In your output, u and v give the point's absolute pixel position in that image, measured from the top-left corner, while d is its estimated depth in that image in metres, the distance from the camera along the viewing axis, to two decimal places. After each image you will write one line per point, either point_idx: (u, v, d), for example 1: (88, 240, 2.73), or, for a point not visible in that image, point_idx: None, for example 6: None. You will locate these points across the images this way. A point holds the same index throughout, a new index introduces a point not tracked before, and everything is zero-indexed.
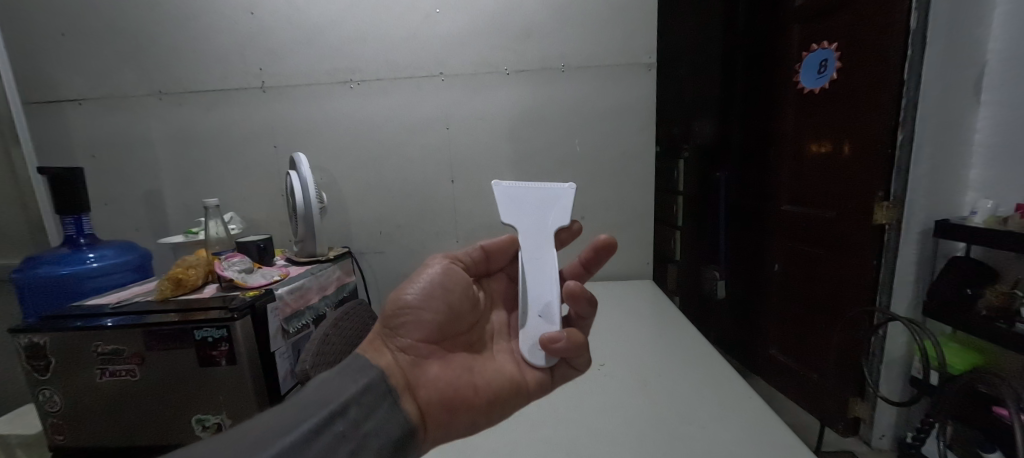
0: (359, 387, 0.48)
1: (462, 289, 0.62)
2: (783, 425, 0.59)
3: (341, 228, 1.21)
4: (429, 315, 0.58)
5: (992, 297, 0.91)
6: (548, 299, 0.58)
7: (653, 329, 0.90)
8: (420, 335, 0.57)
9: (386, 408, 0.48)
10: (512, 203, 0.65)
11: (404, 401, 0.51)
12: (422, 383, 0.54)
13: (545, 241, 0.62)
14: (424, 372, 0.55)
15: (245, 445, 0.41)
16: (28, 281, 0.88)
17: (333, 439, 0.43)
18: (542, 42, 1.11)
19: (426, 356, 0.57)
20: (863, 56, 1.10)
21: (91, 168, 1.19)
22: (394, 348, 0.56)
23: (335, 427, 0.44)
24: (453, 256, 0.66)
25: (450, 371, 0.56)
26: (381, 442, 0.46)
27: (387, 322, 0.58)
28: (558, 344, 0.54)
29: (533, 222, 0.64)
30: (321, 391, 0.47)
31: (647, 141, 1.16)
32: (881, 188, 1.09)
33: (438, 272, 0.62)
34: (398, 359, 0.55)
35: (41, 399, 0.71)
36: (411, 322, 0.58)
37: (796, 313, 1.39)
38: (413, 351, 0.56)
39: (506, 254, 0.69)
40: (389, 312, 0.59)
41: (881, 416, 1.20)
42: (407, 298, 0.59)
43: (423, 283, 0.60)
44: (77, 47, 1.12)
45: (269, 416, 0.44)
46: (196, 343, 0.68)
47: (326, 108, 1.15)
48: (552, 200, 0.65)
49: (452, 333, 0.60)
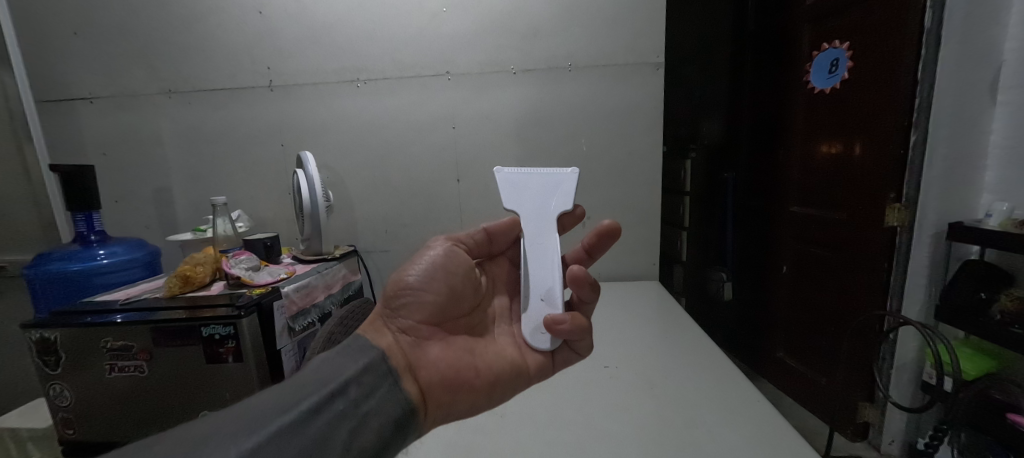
0: (359, 366, 0.48)
1: (464, 272, 0.62)
2: (792, 431, 0.58)
3: (347, 227, 1.21)
4: (430, 297, 0.58)
5: (1007, 303, 0.90)
6: (550, 284, 0.58)
7: (659, 331, 0.89)
8: (421, 316, 0.57)
9: (386, 388, 0.48)
10: (515, 188, 0.65)
11: (404, 381, 0.50)
12: (422, 364, 0.54)
13: (547, 226, 0.62)
14: (425, 353, 0.55)
15: (245, 422, 0.41)
16: (39, 277, 0.90)
17: (332, 418, 0.43)
18: (549, 41, 1.11)
19: (426, 338, 0.57)
20: (875, 55, 1.09)
21: (101, 165, 1.20)
22: (394, 329, 0.56)
23: (334, 406, 0.44)
24: (455, 239, 0.65)
25: (450, 353, 0.56)
26: (381, 421, 0.46)
27: (388, 303, 0.58)
28: (562, 325, 0.54)
29: (535, 206, 0.63)
30: (321, 370, 0.47)
31: (655, 141, 1.14)
32: (894, 189, 1.07)
33: (439, 254, 0.61)
34: (398, 340, 0.55)
35: (51, 393, 0.71)
36: (412, 303, 0.58)
37: (804, 316, 1.37)
38: (413, 333, 0.56)
39: (507, 237, 0.68)
40: (389, 293, 0.59)
41: (891, 421, 1.17)
42: (408, 280, 0.59)
43: (424, 265, 0.60)
44: (90, 45, 1.14)
45: (268, 394, 0.45)
46: (203, 339, 0.69)
47: (333, 107, 1.15)
48: (554, 184, 0.65)
49: (452, 316, 0.60)
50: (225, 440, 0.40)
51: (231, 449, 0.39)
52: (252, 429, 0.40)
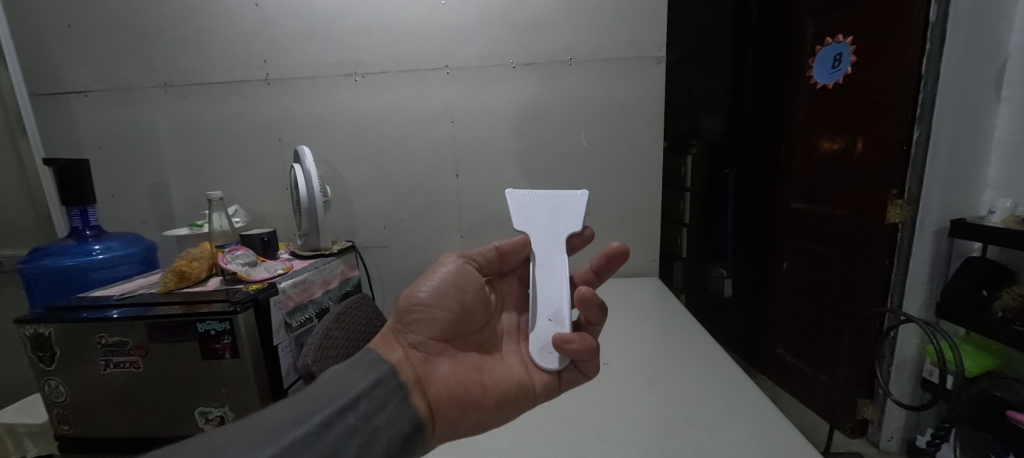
0: (371, 380, 0.48)
1: (475, 290, 0.61)
2: (791, 428, 0.57)
3: (345, 222, 1.20)
4: (441, 314, 0.57)
5: (1009, 300, 0.89)
6: (558, 305, 0.57)
7: (661, 327, 0.88)
8: (431, 332, 0.57)
9: (395, 403, 0.48)
10: (526, 210, 0.65)
11: (413, 396, 0.50)
12: (431, 380, 0.53)
13: (556, 247, 0.61)
14: (434, 368, 0.55)
15: (259, 434, 0.41)
16: (33, 272, 0.89)
17: (344, 431, 0.43)
18: (549, 34, 1.09)
19: (436, 354, 0.56)
20: (880, 50, 1.07)
21: (97, 160, 1.19)
22: (405, 345, 0.55)
23: (346, 420, 0.44)
24: (466, 255, 0.64)
25: (458, 369, 0.56)
26: (390, 436, 0.46)
27: (399, 318, 0.57)
28: (570, 345, 0.53)
29: (545, 227, 0.63)
30: (334, 383, 0.47)
31: (656, 135, 1.13)
32: (896, 186, 1.07)
33: (451, 271, 0.60)
34: (408, 355, 0.54)
35: (47, 389, 0.71)
36: (423, 319, 0.57)
37: (804, 314, 1.37)
38: (424, 348, 0.56)
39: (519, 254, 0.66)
40: (401, 308, 0.58)
41: (891, 418, 1.18)
42: (420, 296, 0.58)
43: (436, 281, 0.59)
44: (83, 38, 1.12)
45: (283, 406, 0.45)
46: (199, 335, 0.68)
47: (330, 101, 1.14)
48: (564, 207, 0.65)
49: (463, 332, 0.59)
50: (240, 452, 0.39)
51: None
52: (266, 442, 0.40)
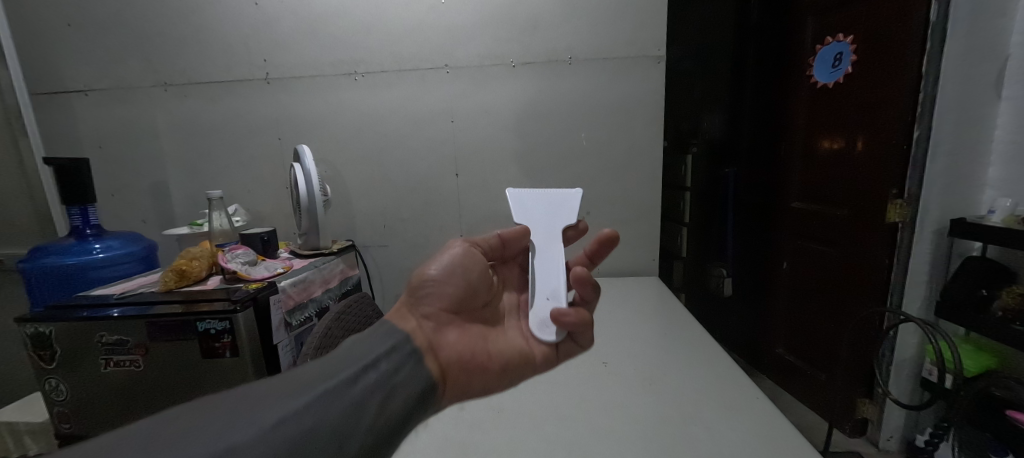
0: (387, 346, 0.47)
1: (482, 270, 0.61)
2: (789, 427, 0.57)
3: (345, 222, 1.20)
4: (451, 287, 0.57)
5: (1008, 299, 0.90)
6: (556, 285, 0.57)
7: (660, 326, 0.88)
8: (441, 303, 0.56)
9: (411, 364, 0.47)
10: (523, 203, 0.66)
11: (427, 359, 0.49)
12: (442, 346, 0.53)
13: (554, 237, 0.62)
14: (443, 337, 0.54)
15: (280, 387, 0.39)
16: (34, 270, 0.89)
17: (367, 386, 0.42)
18: (549, 33, 1.09)
19: (445, 324, 0.55)
20: (881, 48, 1.07)
21: (98, 159, 1.19)
22: (416, 315, 0.54)
23: (368, 376, 0.42)
24: (472, 240, 0.63)
25: (467, 338, 0.56)
26: (407, 394, 0.44)
27: (409, 292, 0.56)
28: (568, 317, 0.53)
29: (544, 220, 0.64)
30: (353, 348, 0.45)
31: (656, 135, 1.13)
32: (896, 185, 1.06)
33: (459, 251, 0.60)
34: (420, 324, 0.53)
35: (47, 387, 0.71)
36: (433, 291, 0.56)
37: (804, 313, 1.37)
38: (434, 319, 0.55)
39: (521, 242, 0.64)
40: (411, 284, 0.57)
41: (890, 418, 1.18)
42: (429, 272, 0.58)
43: (445, 259, 0.59)
44: (83, 37, 1.12)
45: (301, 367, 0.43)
46: (198, 334, 0.68)
47: (330, 100, 1.14)
48: (562, 202, 0.66)
49: (469, 307, 0.59)
50: (260, 405, 0.37)
51: (271, 410, 0.37)
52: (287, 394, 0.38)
